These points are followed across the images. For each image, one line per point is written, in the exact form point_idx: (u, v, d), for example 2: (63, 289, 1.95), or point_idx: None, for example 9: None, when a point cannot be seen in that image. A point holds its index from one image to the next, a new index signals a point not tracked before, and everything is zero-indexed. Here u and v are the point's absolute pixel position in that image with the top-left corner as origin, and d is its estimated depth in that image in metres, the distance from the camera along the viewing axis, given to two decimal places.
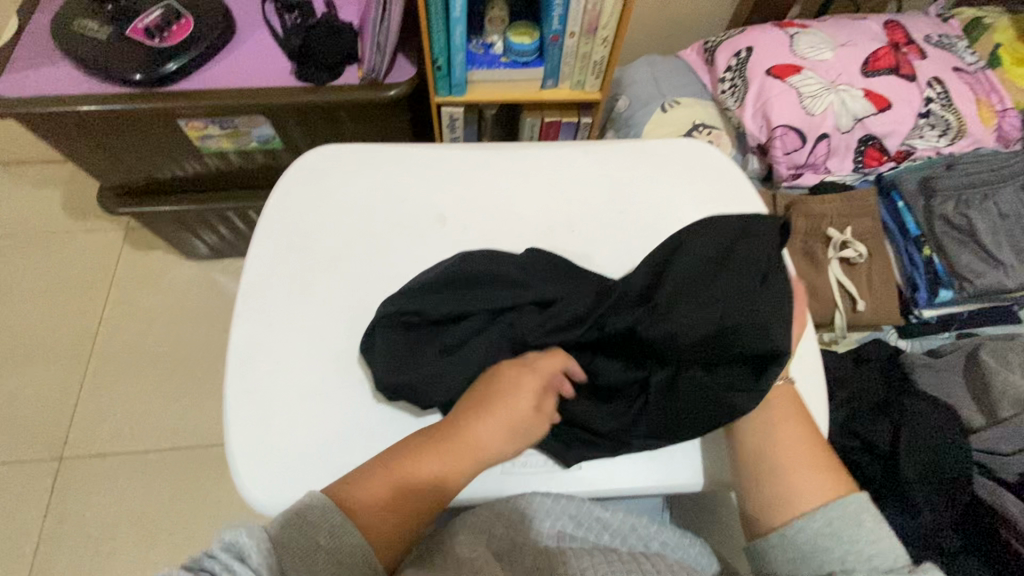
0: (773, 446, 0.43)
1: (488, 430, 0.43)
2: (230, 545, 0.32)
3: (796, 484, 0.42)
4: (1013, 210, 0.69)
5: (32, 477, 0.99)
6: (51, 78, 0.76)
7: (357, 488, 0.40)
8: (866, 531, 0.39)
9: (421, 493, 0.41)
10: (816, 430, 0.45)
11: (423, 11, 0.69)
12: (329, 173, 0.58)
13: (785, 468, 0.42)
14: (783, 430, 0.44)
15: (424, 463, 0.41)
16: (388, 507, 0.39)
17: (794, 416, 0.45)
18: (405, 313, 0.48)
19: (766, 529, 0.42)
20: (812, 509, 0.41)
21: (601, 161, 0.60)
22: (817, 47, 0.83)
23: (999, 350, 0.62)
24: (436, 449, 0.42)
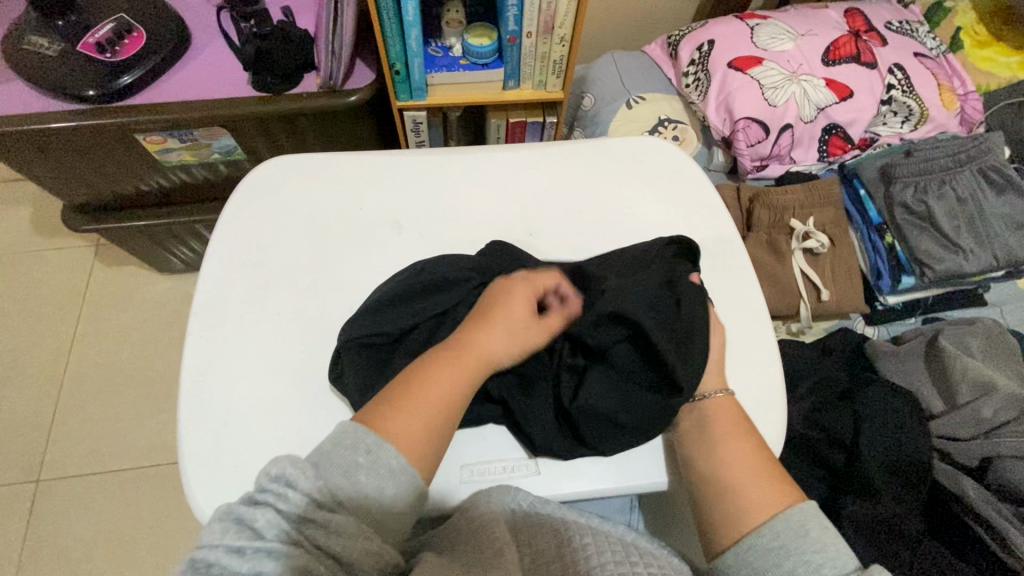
0: (722, 459, 0.44)
1: (494, 340, 0.43)
2: (279, 476, 0.34)
3: (746, 497, 0.42)
4: (969, 195, 0.69)
5: (8, 500, 0.97)
6: (5, 96, 0.75)
7: (383, 409, 0.39)
8: (812, 540, 0.39)
9: (447, 404, 0.41)
10: (760, 444, 0.45)
11: (376, 17, 0.68)
12: (283, 184, 0.58)
13: (739, 484, 0.42)
14: (731, 446, 0.44)
15: (440, 376, 0.41)
16: (418, 426, 0.39)
17: (740, 429, 0.45)
18: (369, 335, 0.47)
19: (720, 549, 0.42)
20: (759, 525, 0.40)
21: (559, 162, 0.60)
22: (778, 38, 0.83)
23: (959, 336, 0.64)
24: (449, 363, 0.42)
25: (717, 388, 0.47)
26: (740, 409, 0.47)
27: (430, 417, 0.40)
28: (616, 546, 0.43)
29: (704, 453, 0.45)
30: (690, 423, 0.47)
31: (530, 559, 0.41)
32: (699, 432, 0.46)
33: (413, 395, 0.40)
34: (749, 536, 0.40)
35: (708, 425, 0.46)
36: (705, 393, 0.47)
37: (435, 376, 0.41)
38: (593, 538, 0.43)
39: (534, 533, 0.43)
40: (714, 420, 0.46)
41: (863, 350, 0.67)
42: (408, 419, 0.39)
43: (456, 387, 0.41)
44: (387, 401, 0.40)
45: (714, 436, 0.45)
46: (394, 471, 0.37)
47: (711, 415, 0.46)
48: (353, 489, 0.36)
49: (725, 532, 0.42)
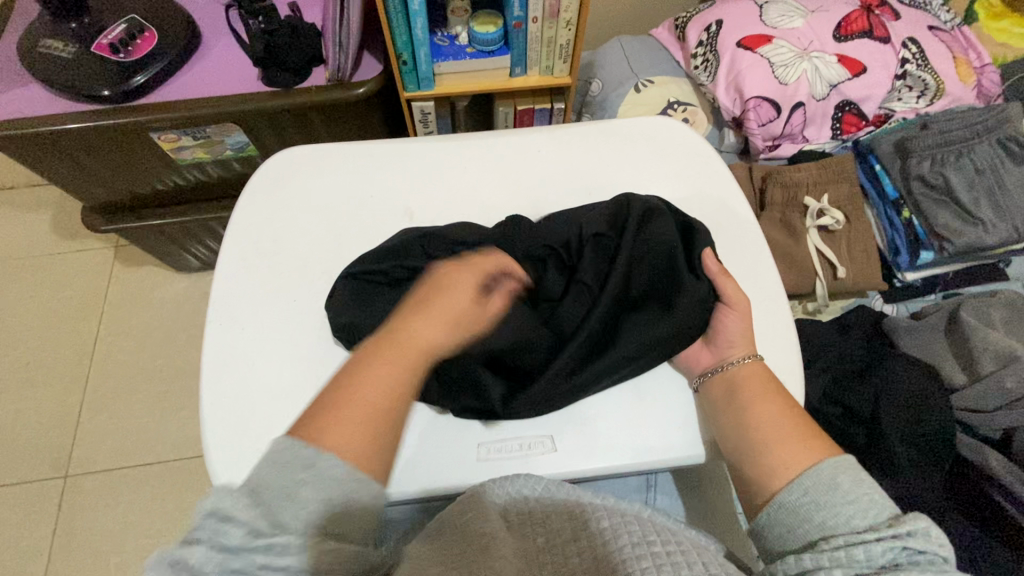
0: (756, 423, 0.43)
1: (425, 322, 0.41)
2: (213, 512, 0.31)
3: (777, 458, 0.42)
4: (988, 166, 0.68)
5: (40, 495, 1.00)
6: (23, 101, 0.76)
7: (336, 422, 0.36)
8: (843, 492, 0.38)
9: (395, 397, 0.38)
10: (789, 404, 0.45)
11: (381, 7, 0.68)
12: (296, 175, 0.59)
13: (767, 447, 0.42)
14: (757, 409, 0.44)
15: (378, 369, 0.38)
16: (365, 429, 0.36)
17: (771, 393, 0.45)
18: (366, 272, 0.51)
19: (757, 511, 0.42)
20: (790, 482, 0.40)
21: (568, 144, 0.60)
22: (787, 16, 0.82)
23: (979, 309, 0.64)
24: (389, 359, 0.39)
25: (747, 354, 0.48)
26: (769, 373, 0.47)
27: (374, 413, 0.37)
28: (632, 525, 0.41)
29: (736, 420, 0.44)
30: (720, 391, 0.46)
31: (545, 539, 0.42)
32: (730, 397, 0.46)
33: (344, 398, 0.37)
34: (777, 495, 0.40)
35: (737, 391, 0.46)
36: (737, 358, 0.48)
37: (379, 372, 0.38)
38: (610, 521, 0.41)
39: (547, 514, 0.43)
40: (744, 386, 0.46)
41: (882, 325, 0.66)
42: (344, 429, 0.36)
43: (404, 379, 0.39)
44: (314, 411, 0.36)
45: (744, 399, 0.45)
46: (338, 479, 0.34)
47: (742, 380, 0.46)
48: (296, 506, 0.33)
49: (756, 498, 0.42)
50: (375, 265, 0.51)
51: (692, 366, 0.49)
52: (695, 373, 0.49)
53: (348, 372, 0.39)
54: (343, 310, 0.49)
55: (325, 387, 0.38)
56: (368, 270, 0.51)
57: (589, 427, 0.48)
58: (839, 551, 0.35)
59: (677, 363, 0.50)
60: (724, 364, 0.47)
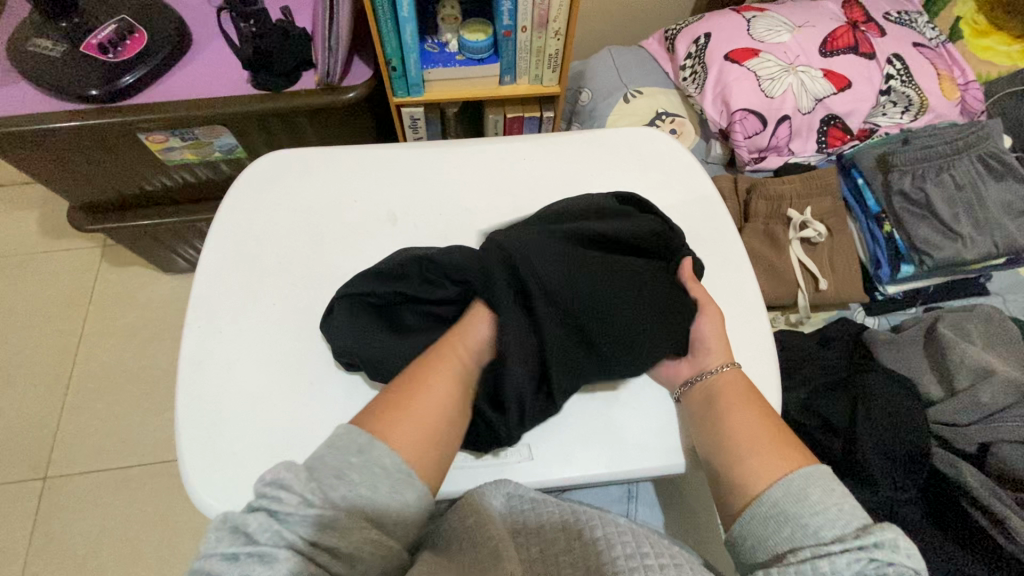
0: (733, 432, 0.44)
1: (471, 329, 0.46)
2: (273, 481, 0.35)
3: (750, 467, 0.42)
4: (967, 181, 0.69)
5: (17, 497, 0.99)
6: (10, 98, 0.76)
7: (394, 423, 0.40)
8: (812, 503, 0.38)
9: (452, 401, 0.42)
10: (767, 412, 0.45)
11: (371, 13, 0.69)
12: (281, 178, 0.59)
13: (743, 456, 0.42)
14: (733, 417, 0.44)
15: (437, 372, 0.43)
16: (430, 429, 0.40)
17: (749, 401, 0.45)
18: (364, 293, 0.50)
19: (730, 522, 0.42)
20: (762, 492, 0.40)
21: (553, 152, 0.60)
22: (775, 30, 0.83)
23: (957, 322, 0.64)
24: (442, 372, 0.43)
25: (724, 362, 0.48)
26: (747, 381, 0.47)
27: (432, 415, 0.41)
28: (627, 535, 0.41)
29: (713, 430, 0.44)
30: (699, 401, 0.47)
31: (537, 550, 0.42)
32: (707, 407, 0.46)
33: (412, 399, 0.41)
34: (749, 505, 0.40)
35: (715, 400, 0.46)
36: (716, 367, 0.48)
37: (436, 375, 0.43)
38: (604, 531, 0.42)
39: (540, 524, 0.43)
40: (721, 395, 0.46)
41: (862, 338, 0.67)
42: (407, 426, 0.40)
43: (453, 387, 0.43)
44: (383, 407, 0.41)
45: (721, 408, 0.45)
46: (391, 470, 0.38)
47: (720, 389, 0.46)
48: (350, 485, 0.36)
49: (729, 508, 0.42)
50: (371, 287, 0.50)
51: (673, 376, 0.49)
52: (676, 384, 0.49)
53: (397, 387, 0.42)
54: (334, 326, 0.48)
55: (378, 395, 0.42)
56: (362, 291, 0.50)
57: (566, 435, 0.48)
58: (804, 563, 0.35)
59: (658, 376, 0.49)
60: (703, 373, 0.48)
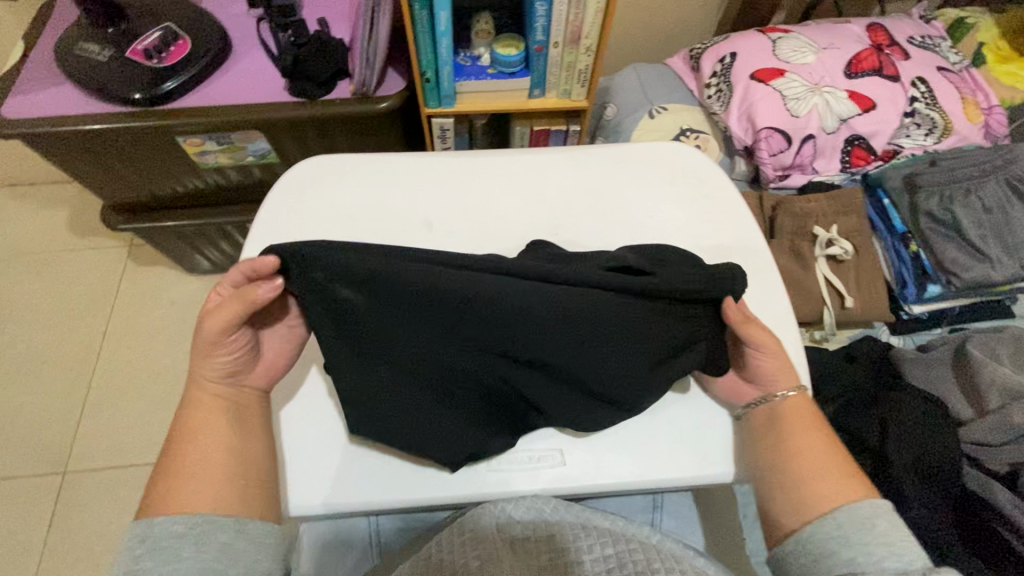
0: (794, 456, 0.45)
1: (204, 362, 0.45)
2: None
3: (812, 490, 0.43)
4: (995, 204, 0.69)
5: (37, 491, 1.00)
6: (55, 99, 0.79)
7: (187, 491, 0.42)
8: (877, 533, 0.40)
9: (221, 438, 0.44)
10: (830, 437, 0.46)
11: (409, 26, 0.71)
12: (319, 182, 0.60)
13: (807, 476, 0.44)
14: (800, 439, 0.46)
15: (198, 421, 0.44)
16: (211, 474, 0.42)
17: (815, 425, 0.47)
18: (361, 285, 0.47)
19: (780, 537, 0.44)
20: (823, 515, 0.42)
21: (584, 165, 0.61)
22: (800, 51, 0.85)
23: (987, 343, 0.64)
24: (209, 422, 0.44)
25: (790, 388, 0.48)
26: (813, 407, 0.48)
27: (204, 462, 0.43)
28: (639, 552, 0.44)
29: (777, 450, 0.45)
30: (762, 420, 0.47)
31: (547, 559, 0.44)
32: (767, 429, 0.46)
33: (185, 458, 0.43)
34: (809, 526, 0.42)
35: (780, 422, 0.46)
36: (779, 394, 0.48)
37: (199, 425, 0.44)
38: (615, 549, 0.44)
39: (552, 534, 0.45)
40: (786, 418, 0.47)
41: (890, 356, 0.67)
42: (195, 488, 0.42)
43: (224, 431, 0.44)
44: (165, 487, 0.42)
45: (787, 429, 0.46)
46: (184, 531, 0.40)
47: (785, 415, 0.47)
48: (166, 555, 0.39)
49: (783, 523, 0.44)
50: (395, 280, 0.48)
51: (734, 397, 0.49)
52: (739, 404, 0.48)
53: (180, 459, 0.43)
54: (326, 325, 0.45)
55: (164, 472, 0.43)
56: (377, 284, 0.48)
57: (600, 445, 0.48)
58: None
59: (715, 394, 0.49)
60: (768, 398, 0.47)
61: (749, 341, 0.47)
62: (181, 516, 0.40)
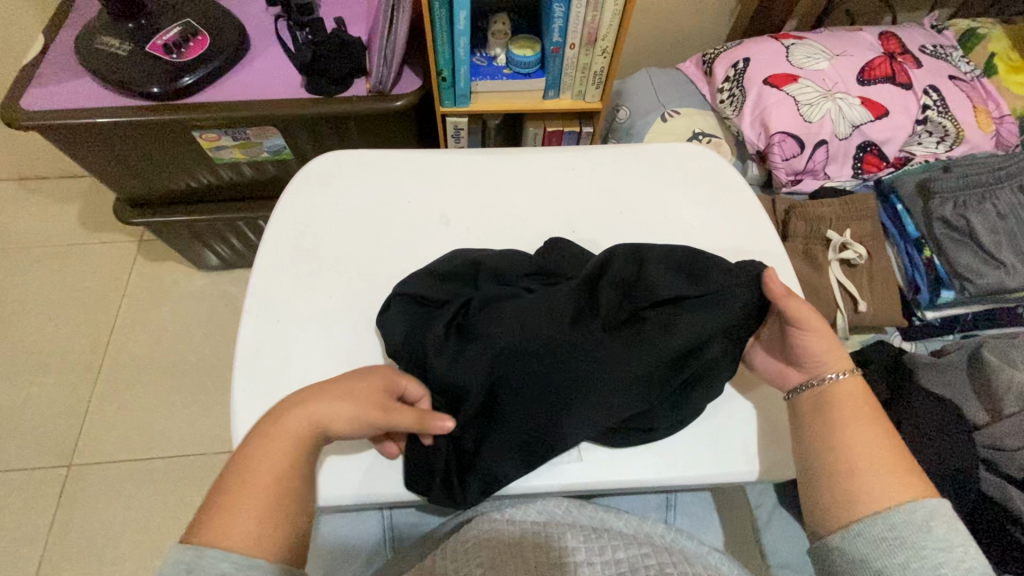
0: (847, 444, 0.43)
1: (319, 408, 0.42)
2: None
3: (862, 484, 0.42)
4: (1009, 211, 0.70)
5: (41, 483, 1.00)
6: (74, 92, 0.79)
7: (236, 520, 0.37)
8: (937, 538, 0.39)
9: (286, 472, 0.40)
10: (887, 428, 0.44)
11: (428, 25, 0.71)
12: (335, 178, 0.61)
13: (858, 469, 0.42)
14: (851, 429, 0.43)
15: (267, 445, 0.40)
16: (254, 508, 0.38)
17: (871, 414, 0.44)
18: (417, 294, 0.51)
19: (827, 531, 0.42)
20: (874, 513, 0.41)
21: (600, 165, 0.62)
22: (813, 58, 0.85)
23: (1001, 348, 0.64)
24: (273, 448, 0.40)
25: (840, 370, 0.46)
26: (868, 392, 0.46)
27: (264, 496, 0.39)
28: (650, 557, 0.44)
29: (823, 435, 0.44)
30: (808, 407, 0.46)
31: (555, 553, 0.44)
32: (816, 416, 0.45)
33: (240, 487, 0.39)
34: (861, 523, 0.41)
35: (829, 407, 0.45)
36: (830, 375, 0.46)
37: (258, 454, 0.40)
38: (626, 552, 0.44)
39: (563, 547, 0.45)
40: (837, 404, 0.45)
41: (904, 360, 0.67)
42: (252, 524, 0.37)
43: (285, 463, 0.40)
44: (216, 509, 0.38)
45: (835, 418, 0.44)
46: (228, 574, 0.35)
47: (839, 398, 0.45)
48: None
49: (831, 518, 0.42)
50: (432, 291, 0.51)
51: (780, 382, 0.49)
52: (788, 387, 0.49)
53: (240, 486, 0.39)
54: (392, 324, 0.49)
55: (211, 492, 0.39)
56: (421, 294, 0.50)
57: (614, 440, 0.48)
58: None
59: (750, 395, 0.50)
60: (818, 381, 0.47)
61: (791, 319, 0.46)
62: (208, 548, 0.36)
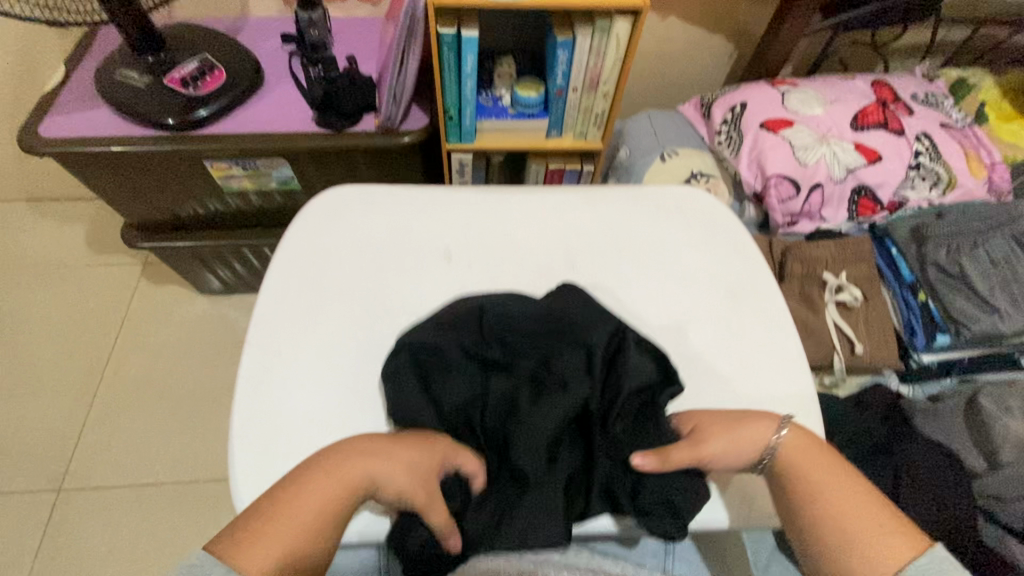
0: (831, 514, 0.41)
1: (378, 463, 0.43)
2: None
3: (856, 558, 0.39)
4: (1002, 257, 0.71)
5: (30, 508, 0.98)
6: (91, 121, 0.82)
7: (257, 549, 0.37)
8: None
9: (328, 512, 0.40)
10: (850, 477, 0.43)
11: (437, 67, 0.74)
12: (342, 212, 0.62)
13: (846, 538, 0.40)
14: (825, 493, 0.43)
15: (315, 488, 0.41)
16: (285, 541, 0.38)
17: (828, 465, 0.44)
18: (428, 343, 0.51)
19: None
20: None
21: (601, 204, 0.63)
22: (808, 104, 0.88)
23: (999, 395, 0.64)
24: (322, 487, 0.41)
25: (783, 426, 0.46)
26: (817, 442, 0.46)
27: (299, 531, 0.39)
28: None
29: (805, 510, 0.43)
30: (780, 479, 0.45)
31: None
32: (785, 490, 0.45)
33: (275, 517, 0.39)
34: None
35: (798, 471, 0.44)
36: (773, 436, 0.46)
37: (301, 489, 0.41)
38: None
39: None
40: (801, 463, 0.45)
41: (901, 407, 0.68)
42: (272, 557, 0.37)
43: (326, 505, 0.40)
44: (242, 533, 0.38)
45: (806, 483, 0.44)
46: None
47: (793, 459, 0.45)
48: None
49: None
50: (438, 335, 0.51)
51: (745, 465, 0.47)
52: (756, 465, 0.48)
53: (274, 518, 0.39)
54: (400, 368, 0.50)
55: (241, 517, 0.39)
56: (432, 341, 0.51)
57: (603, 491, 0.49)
58: None
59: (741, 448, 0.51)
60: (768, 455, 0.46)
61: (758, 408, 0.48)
62: (233, 574, 0.35)
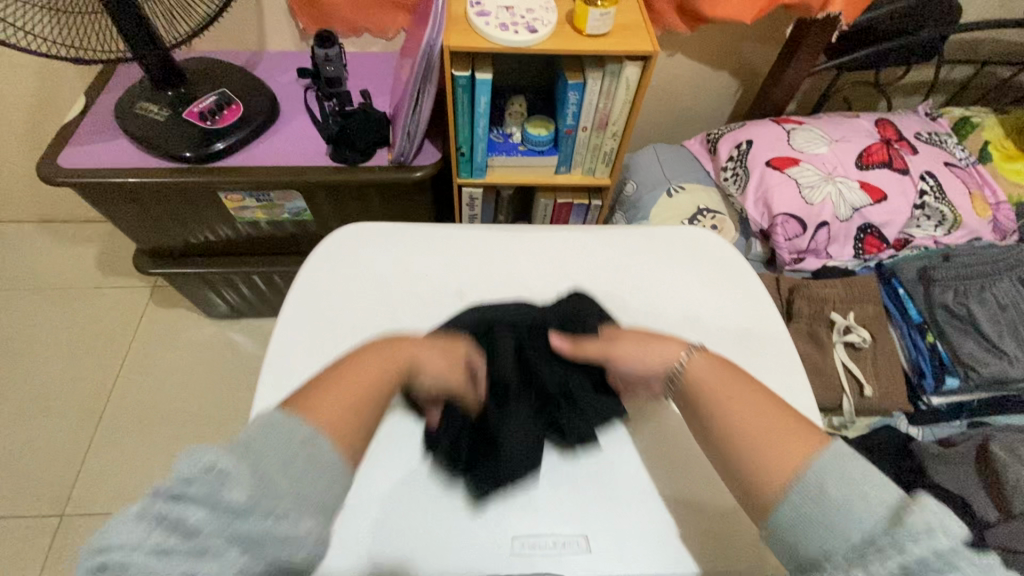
0: (733, 431, 0.41)
1: (416, 351, 0.46)
2: (211, 467, 0.32)
3: (760, 462, 0.39)
4: (1009, 302, 0.72)
5: (31, 534, 0.97)
6: (110, 152, 0.84)
7: (323, 404, 0.39)
8: (833, 502, 0.35)
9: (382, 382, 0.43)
10: (751, 388, 0.43)
11: (451, 107, 0.76)
12: (353, 249, 0.63)
13: (752, 447, 0.40)
14: (727, 413, 0.42)
15: (363, 366, 0.43)
16: (347, 402, 0.40)
17: (729, 380, 0.44)
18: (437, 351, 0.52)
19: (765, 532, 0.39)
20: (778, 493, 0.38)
21: (608, 244, 0.64)
22: (813, 143, 0.89)
23: (1010, 444, 0.64)
24: (370, 363, 0.43)
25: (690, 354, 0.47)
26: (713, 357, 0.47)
27: (356, 394, 0.41)
28: None
29: (714, 430, 0.43)
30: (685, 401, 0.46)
31: None
32: (693, 409, 0.45)
33: (329, 386, 0.41)
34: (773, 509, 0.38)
35: (700, 393, 0.45)
36: (681, 359, 0.47)
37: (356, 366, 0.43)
38: None
39: None
40: (702, 382, 0.45)
41: (912, 450, 0.67)
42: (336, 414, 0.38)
43: (376, 383, 0.42)
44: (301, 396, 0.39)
45: (710, 401, 0.44)
46: None
47: (697, 378, 0.45)
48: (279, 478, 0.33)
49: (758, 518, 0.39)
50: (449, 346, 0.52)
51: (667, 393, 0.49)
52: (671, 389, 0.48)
53: (326, 388, 0.40)
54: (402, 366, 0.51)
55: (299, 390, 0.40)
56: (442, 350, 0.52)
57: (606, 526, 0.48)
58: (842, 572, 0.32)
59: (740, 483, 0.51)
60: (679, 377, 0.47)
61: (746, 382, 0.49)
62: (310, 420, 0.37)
